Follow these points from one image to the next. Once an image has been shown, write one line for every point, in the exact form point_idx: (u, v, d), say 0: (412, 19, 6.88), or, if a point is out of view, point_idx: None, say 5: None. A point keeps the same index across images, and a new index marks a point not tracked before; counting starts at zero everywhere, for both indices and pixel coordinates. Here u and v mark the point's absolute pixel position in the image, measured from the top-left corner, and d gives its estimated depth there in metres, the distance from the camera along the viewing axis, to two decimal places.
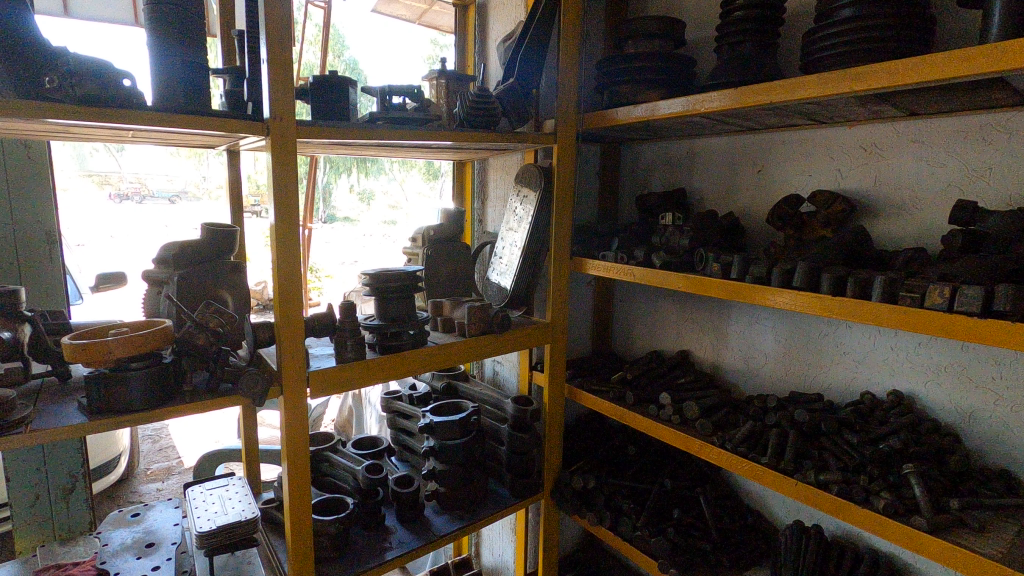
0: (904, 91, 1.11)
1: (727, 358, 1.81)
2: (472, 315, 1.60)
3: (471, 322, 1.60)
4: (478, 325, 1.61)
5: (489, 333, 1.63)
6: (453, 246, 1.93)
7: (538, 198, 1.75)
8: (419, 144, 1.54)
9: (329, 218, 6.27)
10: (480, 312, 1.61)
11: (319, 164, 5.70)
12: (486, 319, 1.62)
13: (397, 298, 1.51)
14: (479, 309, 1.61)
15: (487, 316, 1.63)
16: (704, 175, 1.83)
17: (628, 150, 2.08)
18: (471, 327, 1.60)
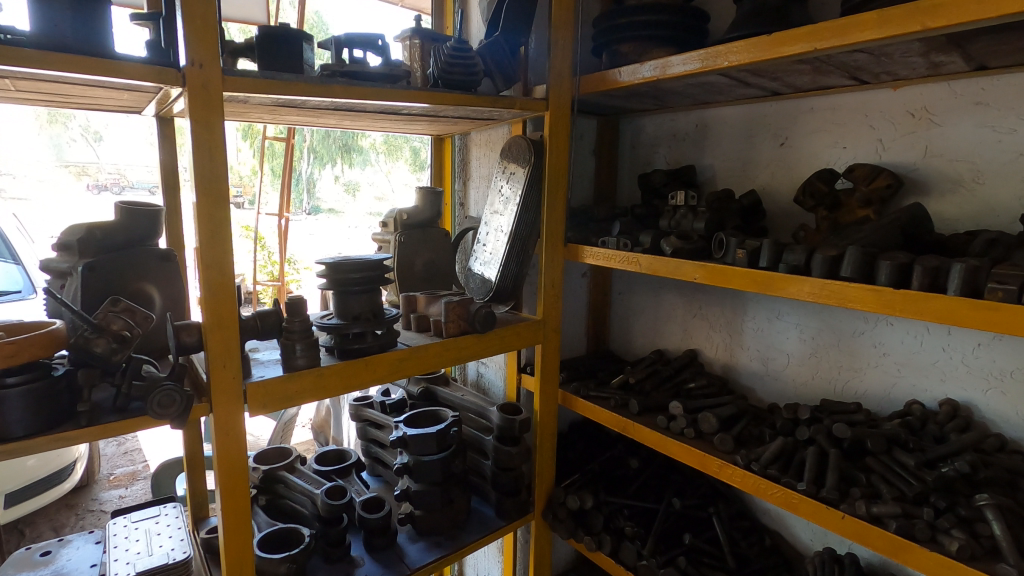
0: (989, 31, 0.88)
1: (743, 360, 1.59)
2: (452, 312, 1.35)
3: (450, 320, 1.36)
4: (458, 324, 1.37)
5: (471, 331, 1.38)
6: (429, 232, 1.68)
7: (528, 176, 1.50)
8: (386, 107, 1.28)
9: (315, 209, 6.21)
10: (461, 309, 1.37)
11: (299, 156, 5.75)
12: (469, 316, 1.38)
13: (360, 292, 1.25)
14: (459, 305, 1.36)
15: (469, 312, 1.38)
16: (716, 150, 1.60)
17: (628, 125, 1.84)
18: (450, 326, 1.36)
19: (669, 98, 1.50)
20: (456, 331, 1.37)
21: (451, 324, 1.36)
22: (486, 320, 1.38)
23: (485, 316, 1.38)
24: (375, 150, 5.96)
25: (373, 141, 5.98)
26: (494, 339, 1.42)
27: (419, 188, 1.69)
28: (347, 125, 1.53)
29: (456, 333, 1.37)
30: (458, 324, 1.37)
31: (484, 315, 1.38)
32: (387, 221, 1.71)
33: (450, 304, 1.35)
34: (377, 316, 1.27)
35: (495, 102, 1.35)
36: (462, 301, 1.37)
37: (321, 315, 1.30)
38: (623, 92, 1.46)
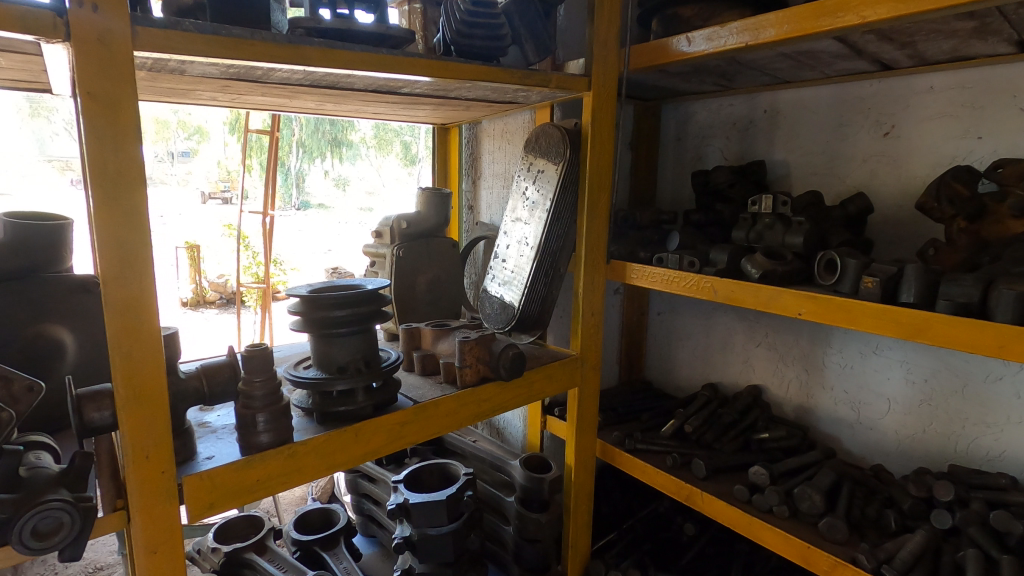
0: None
1: (825, 403, 1.29)
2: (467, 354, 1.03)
3: (464, 364, 1.03)
4: (478, 368, 1.05)
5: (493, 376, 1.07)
6: (433, 244, 1.37)
7: (562, 174, 1.18)
8: (379, 83, 0.95)
9: (303, 205, 6.02)
10: (479, 348, 1.04)
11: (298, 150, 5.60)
12: (490, 357, 1.05)
13: (347, 334, 0.93)
14: (477, 343, 1.04)
15: (492, 352, 1.05)
16: (791, 143, 1.29)
17: (673, 112, 1.52)
18: (464, 372, 1.03)
19: (738, 76, 1.19)
20: (473, 380, 1.04)
21: (467, 369, 1.03)
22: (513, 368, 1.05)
23: (511, 362, 1.05)
24: (366, 144, 5.51)
25: (364, 135, 5.50)
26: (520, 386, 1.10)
27: (422, 190, 1.37)
28: (329, 110, 1.21)
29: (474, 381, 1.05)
30: (478, 367, 1.05)
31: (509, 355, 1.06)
32: (383, 231, 1.36)
33: (463, 344, 1.02)
34: (368, 366, 0.95)
35: (525, 78, 1.02)
36: (481, 340, 1.04)
37: (294, 363, 0.98)
38: (684, 68, 1.14)
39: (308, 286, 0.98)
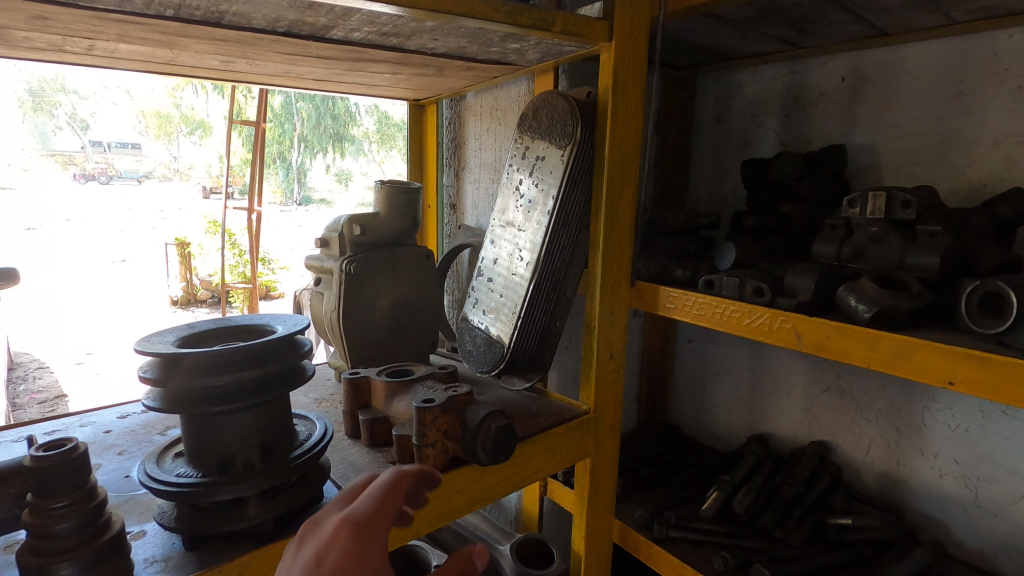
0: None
1: (926, 476, 0.93)
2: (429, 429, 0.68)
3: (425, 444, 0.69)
4: (447, 447, 0.71)
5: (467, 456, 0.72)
6: (398, 257, 1.04)
7: (569, 163, 0.84)
8: (285, 15, 0.61)
9: (305, 200, 5.70)
10: (448, 418, 0.70)
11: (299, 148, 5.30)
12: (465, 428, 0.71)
13: (230, 413, 0.58)
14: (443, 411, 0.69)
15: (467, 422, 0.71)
16: (879, 119, 0.93)
17: (715, 85, 1.18)
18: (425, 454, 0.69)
19: (816, 24, 0.84)
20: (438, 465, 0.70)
21: (427, 450, 0.69)
22: (496, 451, 0.70)
23: (496, 438, 0.70)
24: (369, 139, 5.20)
25: (366, 129, 5.18)
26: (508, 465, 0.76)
27: (380, 184, 1.03)
28: (246, 69, 0.87)
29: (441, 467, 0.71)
30: (446, 445, 0.71)
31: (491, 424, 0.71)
32: (330, 239, 1.02)
33: (423, 414, 0.68)
34: (263, 461, 0.61)
35: (517, 14, 0.67)
36: (451, 406, 0.70)
37: (162, 450, 0.64)
38: (744, 9, 0.79)
39: (190, 327, 0.65)
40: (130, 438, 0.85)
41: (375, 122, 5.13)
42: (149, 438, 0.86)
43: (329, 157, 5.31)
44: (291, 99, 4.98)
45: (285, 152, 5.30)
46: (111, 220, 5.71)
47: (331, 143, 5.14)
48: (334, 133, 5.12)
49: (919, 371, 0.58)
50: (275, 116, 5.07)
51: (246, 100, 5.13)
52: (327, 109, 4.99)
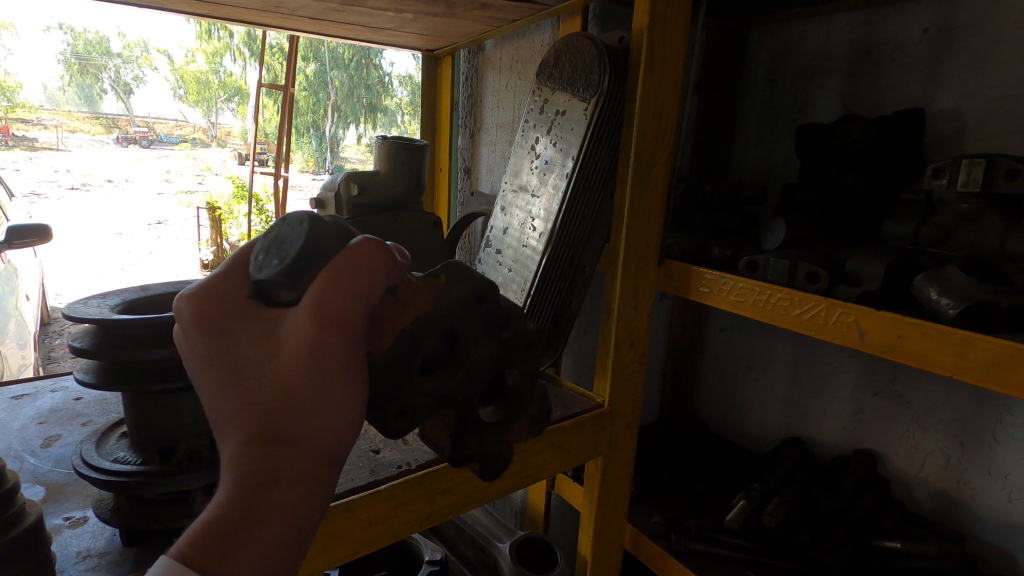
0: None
1: (994, 501, 0.80)
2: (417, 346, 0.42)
3: (419, 390, 0.44)
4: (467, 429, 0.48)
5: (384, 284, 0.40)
6: (400, 221, 0.94)
7: (592, 118, 0.73)
8: None
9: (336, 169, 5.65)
10: (445, 323, 0.43)
11: (333, 118, 5.18)
12: (479, 366, 0.46)
13: (175, 392, 0.50)
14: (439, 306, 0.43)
15: (473, 358, 0.46)
16: (970, 81, 0.78)
17: (769, 40, 1.04)
18: (413, 404, 0.43)
19: None
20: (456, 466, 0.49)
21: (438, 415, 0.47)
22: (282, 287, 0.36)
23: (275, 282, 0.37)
24: (403, 110, 5.07)
25: (401, 99, 5.03)
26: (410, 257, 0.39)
27: (382, 140, 0.92)
28: (232, 1, 0.78)
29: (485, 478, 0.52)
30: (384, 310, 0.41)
31: (508, 337, 0.48)
32: (327, 200, 0.92)
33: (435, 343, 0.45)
34: (213, 451, 0.52)
35: None
36: (455, 296, 0.44)
37: (109, 429, 0.57)
38: None
39: (142, 290, 0.57)
40: (99, 406, 0.78)
41: (409, 92, 4.96)
42: (116, 407, 0.78)
43: (362, 128, 5.20)
44: (326, 67, 4.92)
45: (319, 121, 5.21)
46: (146, 182, 5.77)
47: (364, 113, 5.01)
48: (367, 102, 5.02)
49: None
50: (310, 85, 5.01)
51: (281, 66, 5.09)
52: (361, 77, 4.90)
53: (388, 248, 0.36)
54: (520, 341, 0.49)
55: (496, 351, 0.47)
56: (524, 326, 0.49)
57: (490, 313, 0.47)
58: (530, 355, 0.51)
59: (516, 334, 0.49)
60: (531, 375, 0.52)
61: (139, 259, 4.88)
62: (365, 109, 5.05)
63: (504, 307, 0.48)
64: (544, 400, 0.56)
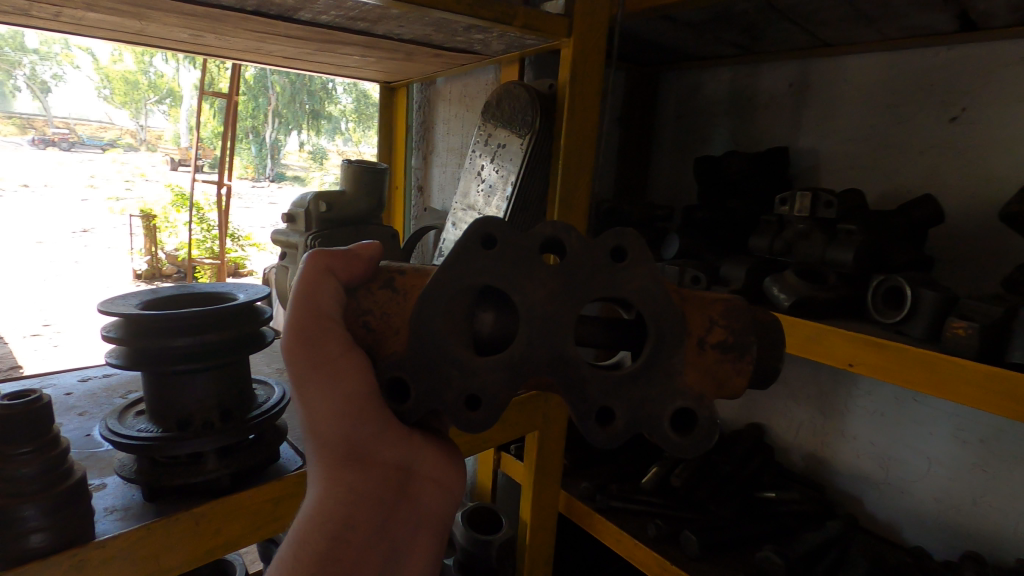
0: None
1: (846, 456, 1.02)
2: (449, 322, 0.39)
3: (479, 366, 0.38)
4: (600, 384, 0.38)
5: (382, 281, 0.42)
6: (364, 233, 1.07)
7: (528, 151, 0.89)
8: None
9: (278, 176, 5.61)
10: (470, 281, 0.37)
11: (276, 125, 5.16)
12: (549, 310, 0.37)
13: (193, 372, 0.62)
14: (450, 271, 0.38)
15: (534, 305, 0.37)
16: (819, 126, 1.00)
17: (675, 82, 1.24)
18: (480, 384, 0.38)
19: (760, 32, 0.90)
20: (629, 432, 0.38)
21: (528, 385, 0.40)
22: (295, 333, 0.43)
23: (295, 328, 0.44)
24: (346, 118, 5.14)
25: (345, 108, 5.09)
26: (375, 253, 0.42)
27: (348, 162, 1.05)
28: (217, 44, 0.89)
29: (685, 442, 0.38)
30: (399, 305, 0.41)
31: (581, 261, 0.37)
32: (297, 215, 1.04)
33: (489, 314, 0.40)
34: (222, 421, 0.64)
35: (479, 7, 0.72)
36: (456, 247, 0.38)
37: (124, 408, 0.68)
38: (690, 15, 0.85)
39: (153, 291, 0.68)
40: (87, 399, 0.87)
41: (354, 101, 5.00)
42: (108, 399, 0.88)
43: (306, 136, 5.21)
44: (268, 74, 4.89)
45: (260, 127, 5.17)
46: (70, 188, 5.50)
47: (308, 121, 5.03)
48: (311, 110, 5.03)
49: (828, 353, 0.65)
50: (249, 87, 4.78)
51: (219, 72, 5.01)
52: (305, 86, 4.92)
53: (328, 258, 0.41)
54: (598, 260, 0.37)
55: (554, 286, 0.37)
56: (574, 246, 0.37)
57: (518, 247, 0.37)
58: (625, 269, 0.37)
59: (581, 252, 0.37)
60: (653, 296, 0.37)
61: (63, 269, 4.65)
62: (309, 117, 5.07)
63: (538, 232, 0.38)
64: (721, 311, 0.39)
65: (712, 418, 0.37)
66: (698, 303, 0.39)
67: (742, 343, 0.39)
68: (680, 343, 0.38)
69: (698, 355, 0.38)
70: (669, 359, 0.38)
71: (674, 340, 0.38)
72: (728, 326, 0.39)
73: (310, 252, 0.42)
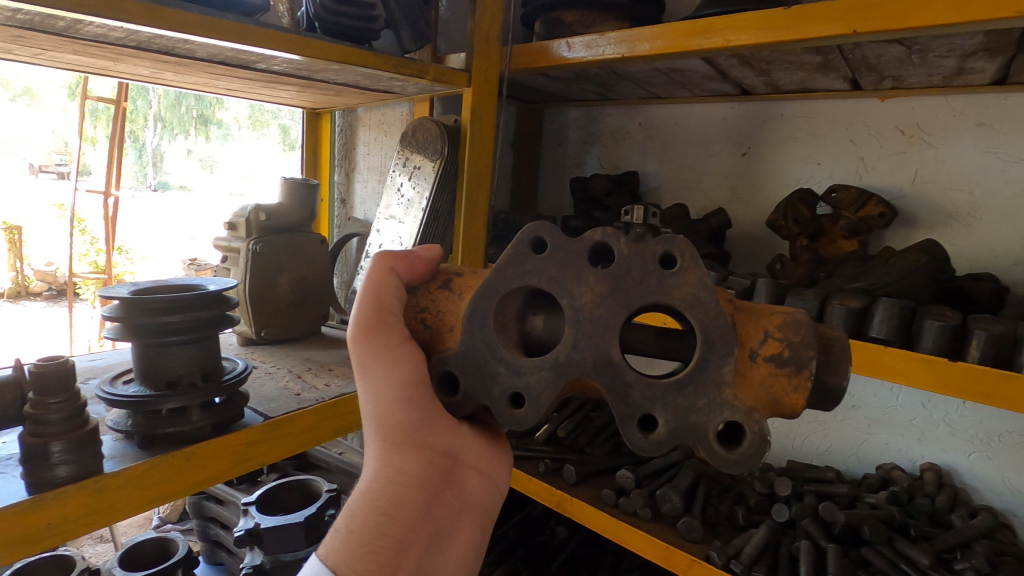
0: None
1: None
2: (497, 325, 0.50)
3: (522, 366, 0.49)
4: (644, 390, 0.45)
5: (441, 282, 0.56)
6: (296, 240, 1.25)
7: (439, 173, 1.13)
8: (217, 53, 0.82)
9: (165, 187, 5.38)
10: (526, 281, 0.48)
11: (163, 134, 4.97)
12: (596, 313, 0.46)
13: (181, 344, 0.81)
14: (512, 276, 0.49)
15: (583, 308, 0.47)
16: (660, 157, 1.32)
17: (553, 117, 1.53)
18: (523, 382, 0.49)
19: (613, 87, 1.20)
20: (670, 437, 0.45)
21: (574, 384, 0.49)
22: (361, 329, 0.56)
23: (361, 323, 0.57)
24: None
25: None
26: (431, 256, 0.57)
27: (284, 179, 1.23)
28: (172, 81, 1.04)
29: (730, 452, 0.44)
30: (453, 302, 0.55)
31: (631, 268, 0.46)
32: (238, 223, 1.19)
33: (539, 318, 0.52)
34: (203, 381, 0.83)
35: (400, 66, 0.96)
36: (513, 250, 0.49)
37: (110, 379, 0.83)
38: (557, 74, 1.13)
39: (135, 284, 0.84)
40: None
41: None
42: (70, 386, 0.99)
43: None
44: None
45: None
46: None
47: None
48: None
49: (855, 360, 0.76)
50: None
51: None
52: None
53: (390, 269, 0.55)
54: (647, 264, 0.45)
55: (601, 289, 0.46)
56: (624, 250, 0.46)
57: (569, 251, 0.47)
58: (674, 276, 0.45)
59: (629, 257, 0.46)
60: (701, 303, 0.44)
61: None
62: None
63: (591, 241, 0.47)
64: (777, 325, 0.45)
65: (760, 432, 0.42)
66: (752, 319, 0.46)
67: (799, 357, 0.44)
68: (731, 353, 0.44)
69: (751, 366, 0.45)
70: (718, 368, 0.44)
71: (724, 349, 0.44)
72: (783, 340, 0.45)
73: (373, 256, 0.56)
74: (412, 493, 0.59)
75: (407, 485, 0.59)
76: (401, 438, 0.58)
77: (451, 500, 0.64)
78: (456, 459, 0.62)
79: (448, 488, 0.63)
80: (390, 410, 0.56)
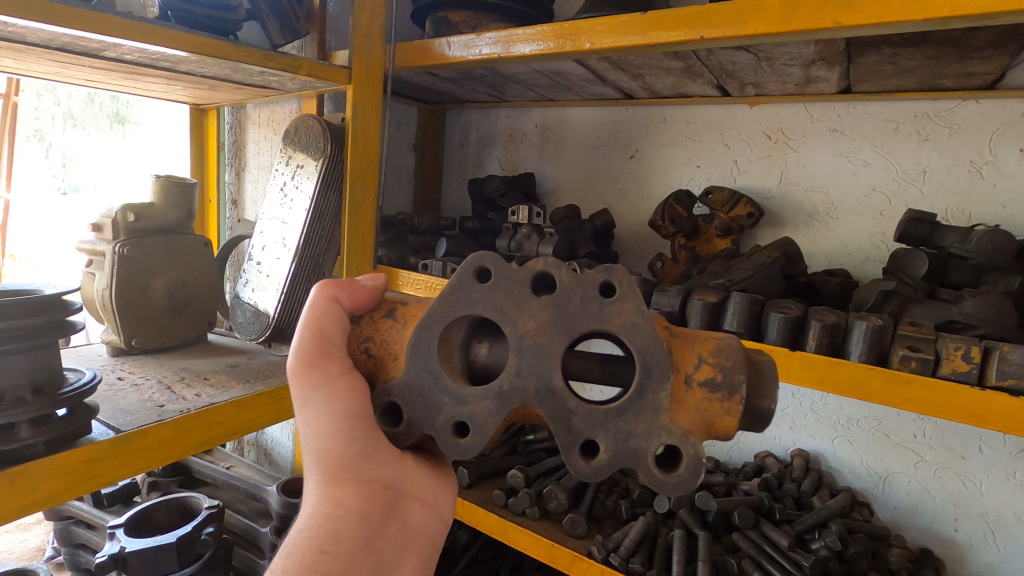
0: (903, 38, 0.70)
1: None
2: (442, 354, 0.47)
3: (468, 396, 0.45)
4: (586, 415, 0.43)
5: (385, 311, 0.51)
6: (169, 241, 1.17)
7: (324, 172, 1.09)
8: (48, 37, 0.76)
9: None
10: (467, 310, 0.45)
11: None
12: (540, 340, 0.44)
13: (7, 353, 0.74)
14: (455, 306, 0.46)
15: (526, 336, 0.44)
16: (556, 158, 1.34)
17: (453, 117, 1.52)
18: (469, 412, 0.45)
19: (504, 89, 1.20)
20: (611, 462, 0.42)
21: (517, 410, 0.46)
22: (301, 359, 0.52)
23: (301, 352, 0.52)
24: None
25: None
26: (377, 285, 0.53)
27: (156, 178, 1.16)
28: (16, 68, 0.95)
29: (666, 474, 0.41)
30: (398, 332, 0.50)
31: (573, 297, 0.43)
32: (103, 224, 1.11)
33: (484, 346, 0.49)
34: (34, 395, 0.76)
35: (267, 60, 0.91)
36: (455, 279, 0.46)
37: None
38: (444, 73, 1.12)
39: None
40: None
41: None
42: None
43: None
44: None
45: None
46: None
47: None
48: None
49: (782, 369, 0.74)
50: None
51: None
52: None
53: (334, 297, 0.51)
54: (587, 294, 0.43)
55: (543, 318, 0.44)
56: (565, 279, 0.43)
57: (515, 280, 0.45)
58: (613, 303, 0.43)
59: (571, 287, 0.43)
60: (639, 330, 0.42)
61: None
62: None
63: (533, 271, 0.45)
64: (710, 349, 0.43)
65: (696, 456, 0.40)
66: (689, 342, 0.44)
67: (731, 381, 0.42)
68: (667, 378, 0.42)
69: (686, 391, 0.43)
70: (656, 394, 0.42)
71: (661, 375, 0.42)
72: (716, 364, 0.43)
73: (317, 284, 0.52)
74: (351, 533, 0.52)
75: (348, 522, 0.52)
76: (343, 474, 0.52)
77: (397, 542, 0.56)
78: (402, 496, 0.55)
79: (393, 529, 0.56)
80: (331, 443, 0.50)
